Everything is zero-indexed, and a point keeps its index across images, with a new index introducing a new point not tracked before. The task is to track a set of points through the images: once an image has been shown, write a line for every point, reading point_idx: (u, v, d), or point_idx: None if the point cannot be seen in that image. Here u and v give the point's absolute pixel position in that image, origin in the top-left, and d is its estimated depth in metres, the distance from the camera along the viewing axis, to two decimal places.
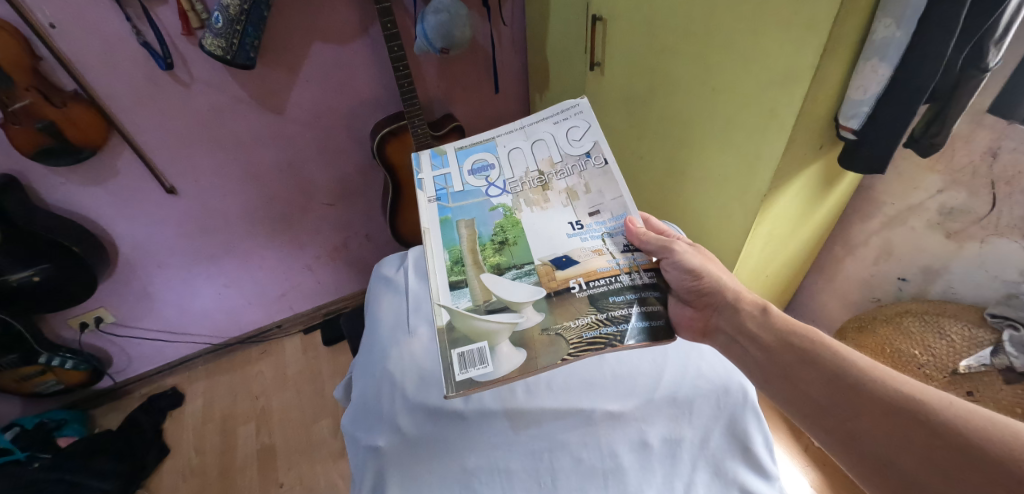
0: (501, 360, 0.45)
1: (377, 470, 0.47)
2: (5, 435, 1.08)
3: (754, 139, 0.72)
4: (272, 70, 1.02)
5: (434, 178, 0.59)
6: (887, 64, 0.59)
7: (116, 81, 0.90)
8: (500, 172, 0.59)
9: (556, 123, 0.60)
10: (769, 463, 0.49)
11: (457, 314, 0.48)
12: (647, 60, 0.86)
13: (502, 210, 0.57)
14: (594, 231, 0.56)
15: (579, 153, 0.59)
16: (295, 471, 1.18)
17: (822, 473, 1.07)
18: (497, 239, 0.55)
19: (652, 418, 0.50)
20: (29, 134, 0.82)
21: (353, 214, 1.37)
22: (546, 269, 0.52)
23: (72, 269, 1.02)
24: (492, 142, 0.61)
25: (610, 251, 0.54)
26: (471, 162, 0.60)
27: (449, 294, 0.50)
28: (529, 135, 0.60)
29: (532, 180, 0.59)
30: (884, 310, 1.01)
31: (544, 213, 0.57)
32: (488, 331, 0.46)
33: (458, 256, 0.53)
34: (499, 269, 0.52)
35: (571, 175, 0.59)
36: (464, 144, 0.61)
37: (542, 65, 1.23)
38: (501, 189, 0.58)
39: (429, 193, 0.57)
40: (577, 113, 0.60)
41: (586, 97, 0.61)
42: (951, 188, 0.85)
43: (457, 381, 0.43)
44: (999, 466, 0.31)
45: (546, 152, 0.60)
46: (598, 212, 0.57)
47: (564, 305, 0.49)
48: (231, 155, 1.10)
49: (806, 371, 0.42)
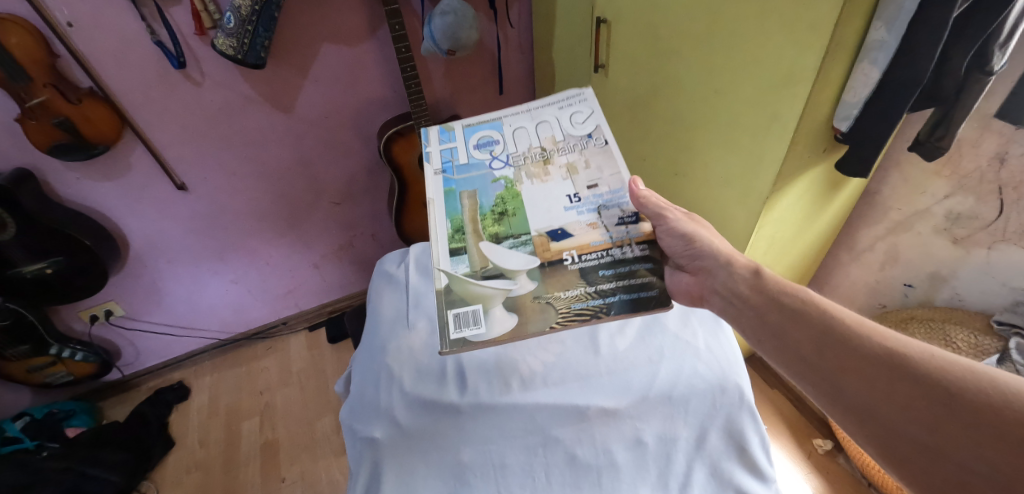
0: (494, 322, 0.46)
1: (374, 460, 0.47)
2: (16, 424, 1.11)
3: (756, 140, 0.72)
4: (282, 69, 1.04)
5: (440, 152, 0.60)
6: (877, 68, 0.60)
7: (130, 79, 0.92)
8: (504, 147, 0.60)
9: (561, 108, 0.62)
10: (765, 465, 0.48)
11: (456, 278, 0.49)
12: (650, 62, 0.86)
13: (504, 183, 0.57)
14: (588, 203, 0.54)
15: (582, 133, 0.59)
16: (297, 466, 1.19)
17: (825, 480, 1.06)
18: (497, 209, 0.54)
19: (646, 416, 0.50)
20: (44, 130, 0.85)
21: (359, 213, 1.38)
22: (542, 240, 0.52)
23: (83, 262, 1.04)
24: (498, 121, 0.62)
25: (604, 225, 0.53)
26: (477, 138, 0.61)
27: (452, 258, 0.50)
28: (534, 115, 0.62)
29: (535, 155, 0.58)
30: (890, 316, 1.00)
31: (543, 184, 0.56)
32: (481, 293, 0.48)
33: (459, 224, 0.53)
34: (497, 238, 0.52)
35: (572, 152, 0.58)
36: (472, 122, 0.63)
37: (547, 68, 1.24)
38: (504, 162, 0.58)
39: (435, 166, 0.58)
40: (581, 100, 0.62)
41: (589, 87, 0.63)
42: (958, 194, 0.84)
43: (452, 338, 0.45)
44: (978, 413, 0.31)
45: (549, 132, 0.60)
46: (594, 185, 0.56)
47: (556, 274, 0.50)
48: (240, 153, 1.12)
49: (798, 333, 0.41)
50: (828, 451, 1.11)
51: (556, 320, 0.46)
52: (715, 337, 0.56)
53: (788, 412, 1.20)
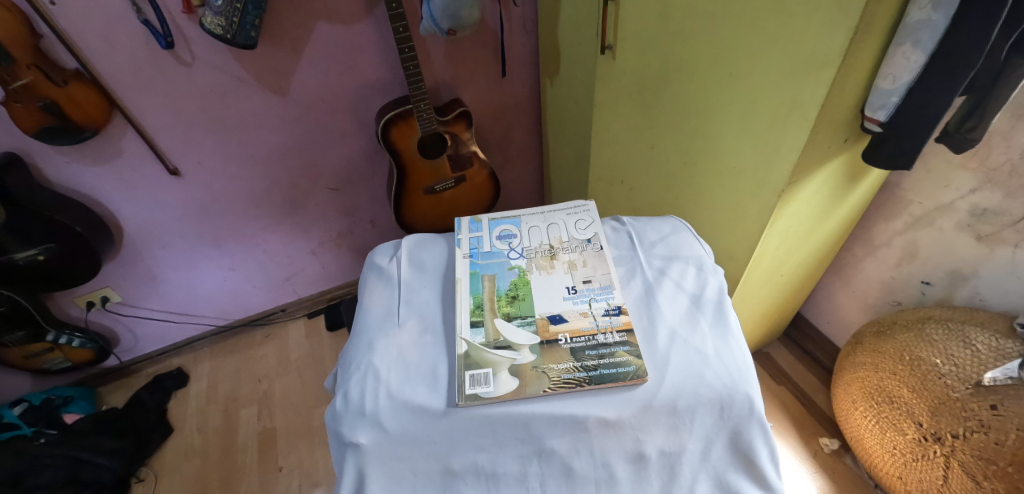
0: (502, 383, 0.44)
1: (358, 469, 0.41)
2: (14, 410, 1.11)
3: (774, 130, 0.68)
4: (275, 50, 0.99)
5: (469, 239, 0.61)
6: (921, 50, 0.54)
7: (116, 60, 0.88)
8: (520, 240, 0.61)
9: (567, 215, 0.64)
10: (773, 478, 0.43)
11: (473, 347, 0.48)
12: (662, 44, 0.81)
13: (518, 271, 0.57)
14: (585, 296, 0.53)
15: (582, 238, 0.61)
16: (295, 455, 1.18)
17: (831, 480, 1.04)
18: (510, 293, 0.54)
19: (651, 427, 0.43)
20: (30, 113, 0.81)
21: (358, 199, 1.35)
22: (543, 322, 0.51)
23: (76, 249, 1.02)
24: (518, 218, 0.65)
25: (594, 313, 0.51)
26: (499, 231, 0.63)
27: (468, 328, 0.50)
28: (546, 219, 0.64)
29: (543, 250, 0.59)
30: (906, 315, 0.94)
31: (549, 278, 0.56)
32: (493, 360, 0.46)
33: (479, 300, 0.53)
34: (507, 314, 0.52)
35: (574, 251, 0.59)
36: (496, 216, 0.65)
37: (552, 48, 1.18)
38: (520, 254, 0.59)
39: (463, 251, 0.60)
40: (585, 211, 0.65)
41: (594, 200, 0.66)
42: (985, 188, 0.79)
43: (467, 394, 0.43)
44: None
45: (557, 233, 0.62)
46: (589, 281, 0.55)
47: (554, 350, 0.48)
48: (235, 137, 1.08)
49: None
50: (834, 451, 1.09)
51: (551, 388, 0.44)
52: (721, 334, 0.48)
53: (794, 408, 1.18)
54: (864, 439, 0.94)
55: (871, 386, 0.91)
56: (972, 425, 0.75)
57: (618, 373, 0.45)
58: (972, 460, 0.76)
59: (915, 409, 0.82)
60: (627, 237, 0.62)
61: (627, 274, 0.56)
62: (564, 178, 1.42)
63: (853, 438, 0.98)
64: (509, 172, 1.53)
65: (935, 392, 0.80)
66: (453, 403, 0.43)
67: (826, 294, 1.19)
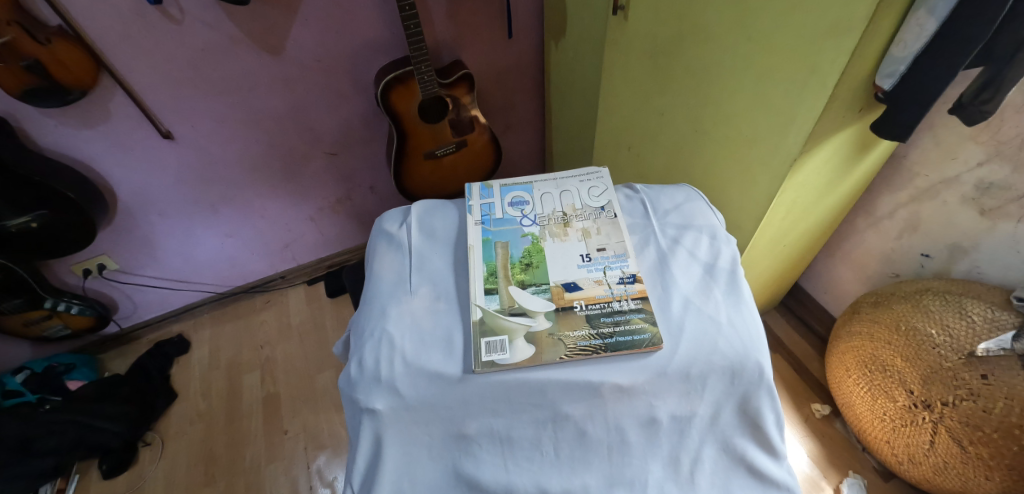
0: (517, 350, 0.45)
1: (375, 433, 0.41)
2: (16, 377, 1.12)
3: (790, 99, 0.67)
4: (268, 7, 0.95)
5: (480, 206, 0.61)
6: (934, 18, 0.52)
7: (102, 15, 0.84)
8: (532, 207, 0.60)
9: (580, 182, 0.64)
10: (778, 442, 0.45)
11: (488, 313, 0.48)
12: (678, 4, 0.78)
13: (531, 238, 0.56)
14: (599, 264, 0.53)
15: (596, 205, 0.60)
16: (299, 419, 1.20)
17: (820, 443, 1.09)
18: (524, 260, 0.54)
19: (664, 393, 0.43)
20: (14, 73, 0.77)
21: (356, 164, 1.32)
22: (557, 290, 0.51)
23: (70, 216, 0.99)
24: (529, 185, 0.64)
25: (609, 281, 0.51)
26: (511, 197, 0.62)
27: (482, 295, 0.50)
28: (558, 185, 0.63)
29: (556, 218, 0.59)
30: (904, 286, 0.95)
31: (563, 245, 0.55)
32: (509, 326, 0.46)
33: (493, 268, 0.53)
34: (522, 283, 0.51)
35: (588, 219, 0.58)
36: (507, 182, 0.64)
37: (559, 8, 1.13)
38: (533, 221, 0.59)
39: (475, 217, 0.59)
40: (598, 179, 0.64)
41: (607, 167, 0.65)
42: (993, 161, 0.78)
43: (483, 361, 0.43)
44: None
45: (570, 200, 0.61)
46: (603, 249, 0.54)
47: (569, 317, 0.48)
48: (229, 100, 1.05)
49: None
50: (825, 416, 1.13)
51: (566, 355, 0.44)
52: (735, 304, 0.48)
53: (787, 376, 1.21)
54: (855, 405, 0.97)
55: (865, 355, 0.93)
56: (962, 393, 0.78)
57: (633, 340, 0.45)
58: (959, 426, 0.79)
59: (907, 377, 0.84)
60: (640, 205, 0.61)
61: (641, 242, 0.56)
62: (568, 144, 1.40)
63: (844, 404, 1.02)
64: (510, 138, 1.50)
65: (928, 361, 0.82)
66: (469, 370, 0.43)
67: (826, 264, 1.21)
